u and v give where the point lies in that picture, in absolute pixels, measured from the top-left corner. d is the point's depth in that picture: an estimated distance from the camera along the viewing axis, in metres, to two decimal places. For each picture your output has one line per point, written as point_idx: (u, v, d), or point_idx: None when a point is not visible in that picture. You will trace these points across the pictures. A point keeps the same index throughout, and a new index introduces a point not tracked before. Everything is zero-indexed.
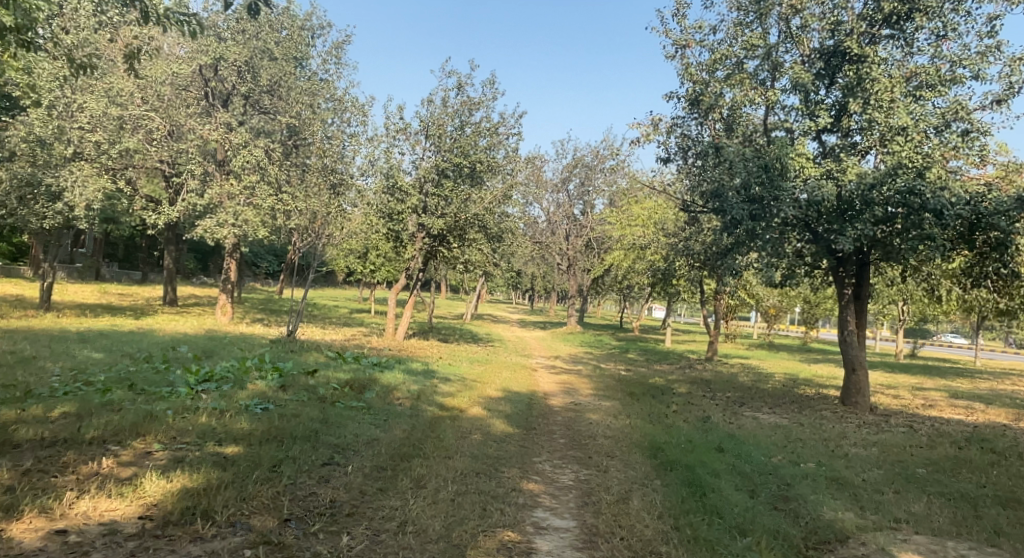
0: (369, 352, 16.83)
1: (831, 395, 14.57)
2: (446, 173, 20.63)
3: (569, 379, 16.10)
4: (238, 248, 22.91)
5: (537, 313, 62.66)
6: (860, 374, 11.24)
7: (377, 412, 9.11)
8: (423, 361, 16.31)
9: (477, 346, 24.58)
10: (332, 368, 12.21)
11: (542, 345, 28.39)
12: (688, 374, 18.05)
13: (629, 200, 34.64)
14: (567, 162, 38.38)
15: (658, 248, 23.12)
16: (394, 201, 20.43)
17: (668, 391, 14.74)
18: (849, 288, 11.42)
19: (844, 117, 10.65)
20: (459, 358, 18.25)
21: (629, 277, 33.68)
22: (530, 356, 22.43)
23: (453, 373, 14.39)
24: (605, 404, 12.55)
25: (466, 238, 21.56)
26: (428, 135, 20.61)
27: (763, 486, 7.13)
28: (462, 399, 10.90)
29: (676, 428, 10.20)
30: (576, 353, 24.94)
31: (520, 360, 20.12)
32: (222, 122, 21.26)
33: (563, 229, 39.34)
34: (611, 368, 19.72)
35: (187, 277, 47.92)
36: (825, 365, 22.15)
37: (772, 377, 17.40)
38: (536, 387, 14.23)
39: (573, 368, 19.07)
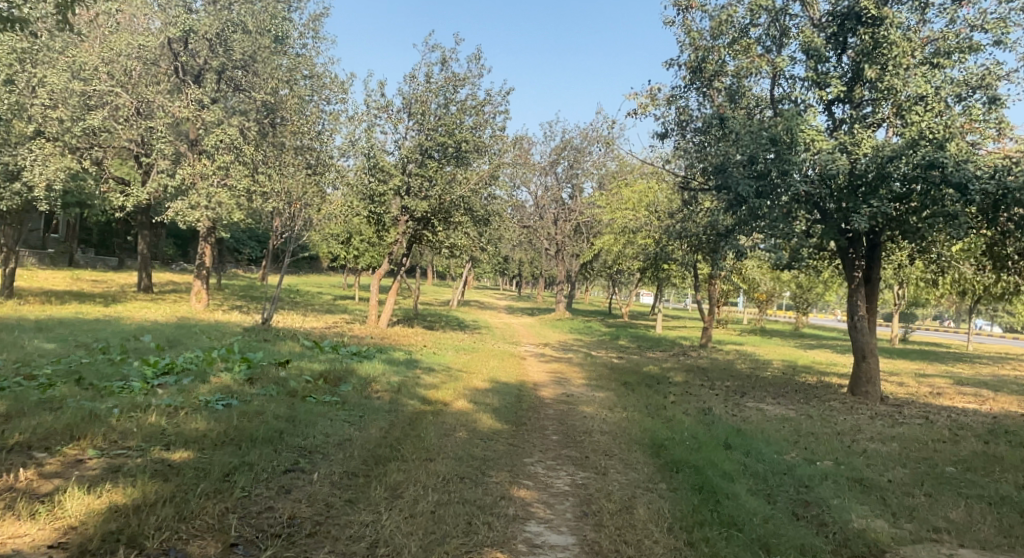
0: (349, 340, 15.98)
1: (833, 383, 13.95)
2: (430, 153, 19.72)
3: (559, 368, 15.35)
4: (212, 232, 21.89)
5: (525, 299, 61.97)
6: (870, 361, 10.60)
7: (352, 407, 8.30)
8: (407, 349, 15.51)
9: (463, 333, 23.81)
10: (307, 358, 11.37)
11: (530, 332, 27.67)
12: (683, 362, 17.40)
13: (618, 183, 33.87)
14: (556, 144, 37.48)
15: (650, 231, 22.40)
16: (375, 183, 19.49)
17: (664, 381, 14.03)
18: (860, 272, 10.74)
19: (857, 87, 9.92)
20: (444, 346, 17.46)
21: (619, 262, 32.97)
22: (519, 343, 21.69)
23: (437, 362, 13.61)
24: (599, 395, 11.84)
25: (451, 222, 20.71)
26: (411, 113, 19.68)
27: (780, 489, 6.42)
28: (446, 392, 10.12)
29: (678, 421, 9.50)
30: (565, 340, 24.23)
31: (509, 348, 19.37)
32: (194, 98, 20.18)
33: (552, 213, 38.53)
34: (602, 356, 19.01)
35: (165, 263, 46.67)
36: (820, 351, 21.63)
37: (769, 364, 16.76)
38: (525, 376, 13.48)
39: (564, 356, 18.35)
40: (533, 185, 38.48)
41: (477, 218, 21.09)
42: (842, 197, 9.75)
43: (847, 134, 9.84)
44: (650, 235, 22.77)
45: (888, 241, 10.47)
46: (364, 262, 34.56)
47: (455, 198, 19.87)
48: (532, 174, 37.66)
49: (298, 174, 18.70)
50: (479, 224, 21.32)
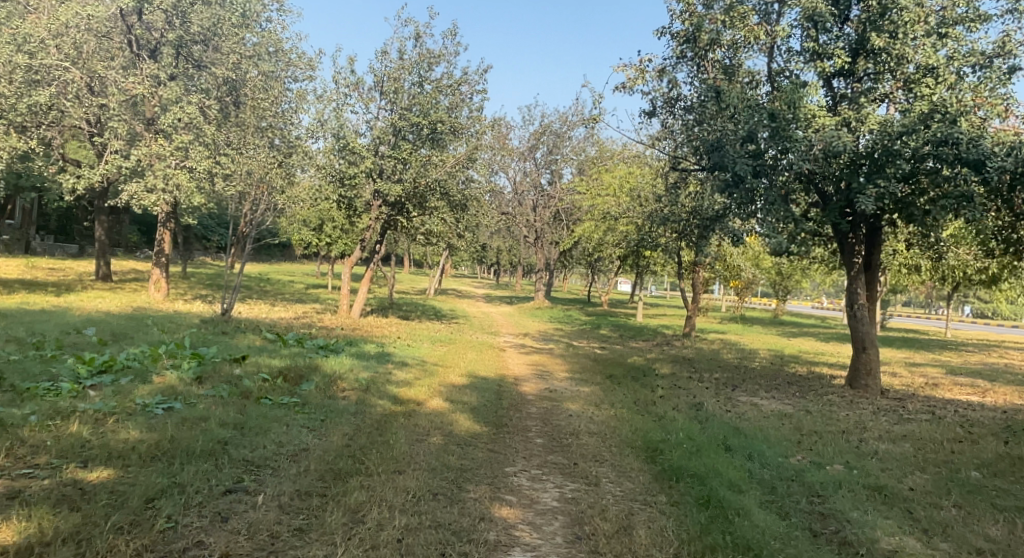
0: (318, 332, 15.06)
1: (825, 374, 13.38)
2: (404, 134, 18.71)
3: (540, 360, 14.59)
4: (172, 217, 20.66)
5: (503, 287, 61.17)
6: (871, 353, 10.00)
7: (312, 409, 7.44)
8: (379, 341, 14.62)
9: (440, 323, 22.95)
10: (268, 353, 10.44)
11: (509, 321, 26.88)
12: (668, 352, 16.75)
13: (599, 169, 33.14)
14: (534, 129, 36.60)
15: (634, 217, 21.70)
16: (346, 165, 18.46)
17: (651, 373, 13.34)
18: (860, 258, 10.12)
19: (861, 58, 9.23)
20: (419, 337, 16.60)
21: (599, 249, 32.30)
22: (497, 333, 20.91)
23: (411, 355, 12.77)
24: (583, 389, 11.11)
25: (427, 206, 19.78)
26: (384, 91, 18.66)
27: (793, 501, 5.72)
28: (419, 389, 9.27)
29: (670, 419, 8.80)
30: (546, 330, 23.52)
31: (487, 338, 18.58)
32: (149, 74, 18.91)
33: (530, 199, 37.71)
34: (585, 347, 18.30)
35: (130, 251, 44.96)
36: (805, 339, 21.18)
37: (757, 355, 16.18)
38: (504, 370, 12.70)
39: (545, 347, 17.59)
40: (511, 171, 37.57)
41: (453, 203, 20.16)
42: (845, 176, 9.09)
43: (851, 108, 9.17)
44: (633, 222, 22.08)
45: (890, 224, 9.85)
46: (337, 249, 33.43)
47: (430, 182, 18.92)
48: (510, 160, 36.76)
49: (262, 154, 17.59)
50: (456, 209, 20.40)
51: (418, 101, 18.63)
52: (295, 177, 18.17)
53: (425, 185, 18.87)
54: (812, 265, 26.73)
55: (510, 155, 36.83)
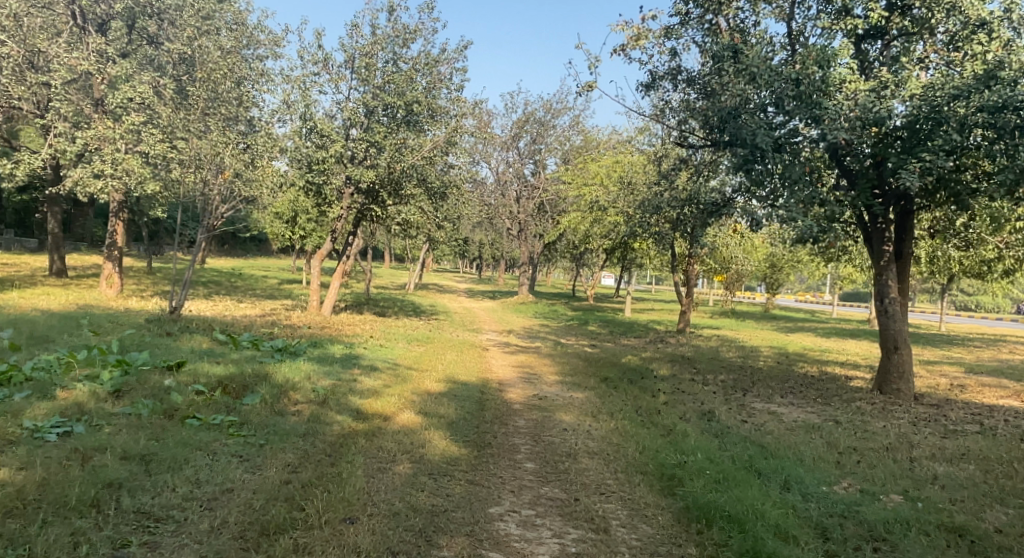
0: (281, 332, 13.60)
1: (838, 375, 12.24)
2: (377, 115, 17.24)
3: (528, 361, 13.25)
4: (125, 207, 18.96)
5: (486, 282, 59.73)
6: (904, 353, 8.82)
7: (252, 430, 6.06)
8: (349, 341, 13.19)
9: (418, 320, 21.51)
10: (213, 358, 9.00)
11: (492, 318, 25.57)
12: (664, 351, 15.50)
13: (585, 158, 31.83)
14: (518, 117, 35.20)
15: (624, 207, 20.43)
16: (314, 149, 16.92)
17: (649, 375, 12.08)
18: (890, 246, 8.94)
19: (900, 14, 8.06)
20: (394, 337, 15.19)
21: (586, 241, 31.03)
22: (479, 331, 19.54)
23: (382, 357, 11.38)
24: (577, 396, 9.81)
25: (403, 194, 18.30)
26: (357, 69, 17.17)
27: (858, 550, 4.49)
28: (388, 400, 7.92)
29: (681, 434, 7.57)
30: (531, 326, 22.21)
31: (470, 336, 17.18)
32: (96, 49, 17.22)
33: (514, 190, 36.30)
34: (574, 345, 17.01)
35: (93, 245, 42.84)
36: (802, 335, 20.14)
37: (761, 353, 14.98)
38: (487, 373, 11.37)
39: (531, 345, 16.25)
40: (494, 161, 36.12)
41: (432, 191, 18.73)
42: (879, 151, 7.92)
43: (886, 72, 8.00)
44: (624, 213, 20.80)
45: (925, 208, 8.70)
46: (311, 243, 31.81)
47: (406, 168, 17.44)
48: (493, 149, 35.32)
49: (221, 136, 16.02)
50: (435, 198, 18.98)
51: (393, 80, 17.17)
52: (258, 162, 16.63)
53: (401, 172, 17.40)
54: (808, 257, 25.67)
55: (493, 144, 35.36)
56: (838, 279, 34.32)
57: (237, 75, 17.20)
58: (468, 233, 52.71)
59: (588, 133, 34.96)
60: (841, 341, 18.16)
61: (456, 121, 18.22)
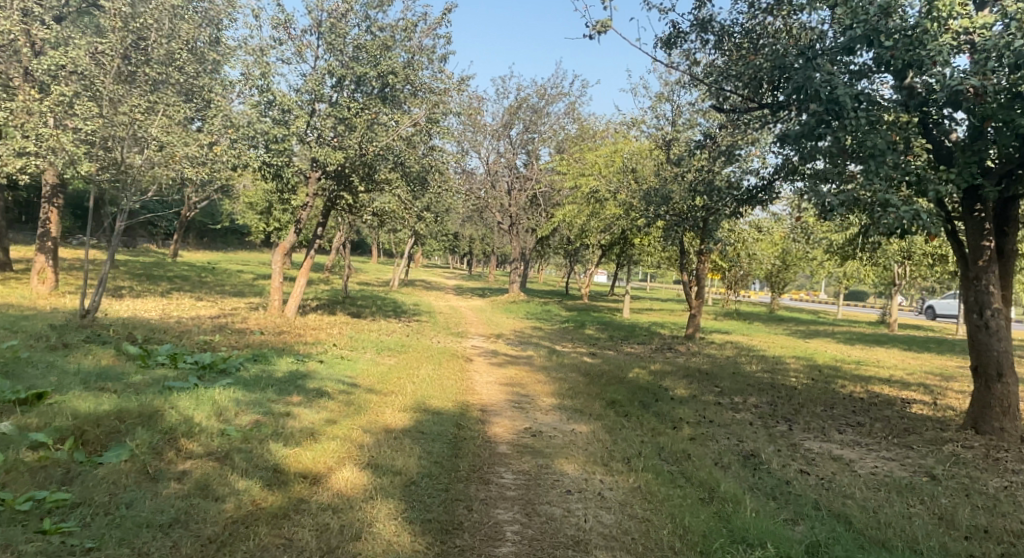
0: (224, 339, 11.39)
1: (891, 396, 10.19)
2: (345, 88, 14.97)
3: (517, 376, 11.12)
4: (61, 192, 16.60)
5: (475, 278, 57.52)
6: (1011, 381, 6.79)
7: (90, 517, 3.90)
8: (303, 353, 10.99)
9: (397, 322, 19.33)
10: (102, 383, 6.79)
11: (479, 318, 23.46)
12: (675, 362, 13.40)
13: (582, 147, 29.67)
14: (510, 104, 32.98)
15: (627, 197, 18.26)
16: (272, 126, 14.63)
17: (665, 397, 9.97)
18: (993, 241, 6.88)
19: None
20: (364, 345, 13.02)
21: (582, 236, 28.95)
22: (465, 335, 17.40)
23: (338, 375, 9.20)
24: (580, 430, 7.69)
25: (377, 179, 16.02)
26: (324, 35, 14.85)
27: None
28: (325, 447, 5.78)
29: (731, 498, 5.49)
30: (523, 329, 20.07)
31: (454, 342, 15.02)
32: (21, 7, 14.87)
33: (505, 181, 34.14)
34: (571, 353, 14.93)
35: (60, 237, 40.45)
36: (822, 341, 18.10)
37: (788, 366, 12.89)
38: (467, 395, 9.21)
39: (523, 354, 14.14)
40: (484, 150, 33.88)
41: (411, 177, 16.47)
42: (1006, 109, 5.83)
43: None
44: (627, 204, 18.62)
45: None
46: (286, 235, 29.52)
47: (380, 150, 15.12)
48: (484, 138, 33.09)
49: (164, 109, 13.77)
50: (414, 185, 16.71)
51: (365, 49, 14.90)
52: (207, 140, 14.34)
53: (373, 155, 15.11)
54: (823, 254, 23.64)
55: (483, 131, 33.11)
56: (846, 278, 32.39)
57: (186, 40, 14.90)
58: (457, 226, 50.53)
59: (583, 121, 32.80)
60: (870, 350, 16.13)
61: (439, 97, 15.92)
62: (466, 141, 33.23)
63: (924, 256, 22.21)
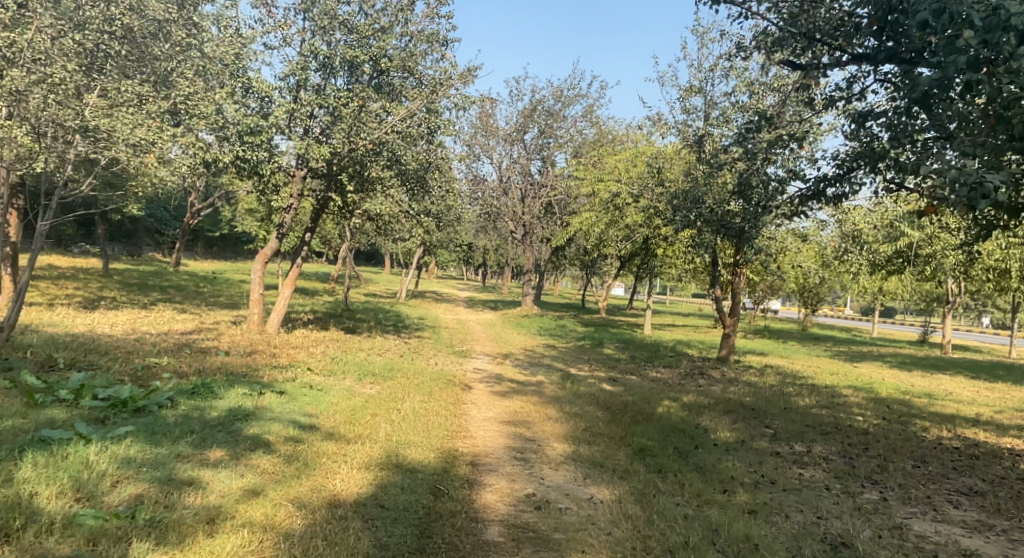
0: (175, 363, 9.59)
1: (993, 446, 8.06)
2: (333, 75, 13.20)
3: (523, 410, 9.17)
4: (21, 194, 14.88)
5: (489, 290, 55.73)
6: None
7: None
8: (263, 379, 9.15)
9: (393, 338, 17.45)
10: None
11: (487, 335, 21.53)
12: (711, 393, 11.40)
13: (601, 152, 27.71)
14: (524, 107, 31.18)
15: (650, 203, 16.21)
16: (246, 114, 12.67)
17: (706, 443, 7.95)
18: None
19: None
20: (347, 368, 11.19)
21: (600, 246, 27.03)
22: (468, 355, 15.52)
23: (294, 414, 7.28)
24: (600, 499, 5.71)
25: (368, 178, 14.18)
26: (310, 14, 13.12)
27: None
28: (221, 549, 3.86)
29: None
30: (533, 347, 18.13)
31: (453, 365, 13.14)
32: None
33: (517, 188, 32.29)
34: (589, 379, 12.95)
35: (62, 247, 39.38)
36: (874, 366, 15.91)
37: (846, 399, 10.83)
38: (457, 442, 7.25)
39: (531, 380, 12.20)
40: (496, 156, 32.10)
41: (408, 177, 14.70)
42: None
43: None
44: (651, 210, 16.59)
45: None
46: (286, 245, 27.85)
47: (371, 145, 13.29)
48: (497, 142, 31.27)
49: (126, 95, 12.06)
50: (413, 186, 14.91)
51: (355, 31, 13.20)
52: (173, 132, 12.56)
53: (364, 151, 13.29)
54: (866, 268, 21.43)
55: (495, 136, 31.34)
56: (886, 293, 29.96)
57: (154, 21, 13.20)
58: (469, 236, 48.82)
59: (602, 125, 30.89)
60: (934, 378, 13.91)
61: (440, 88, 14.17)
62: (478, 145, 31.47)
63: (983, 270, 19.93)
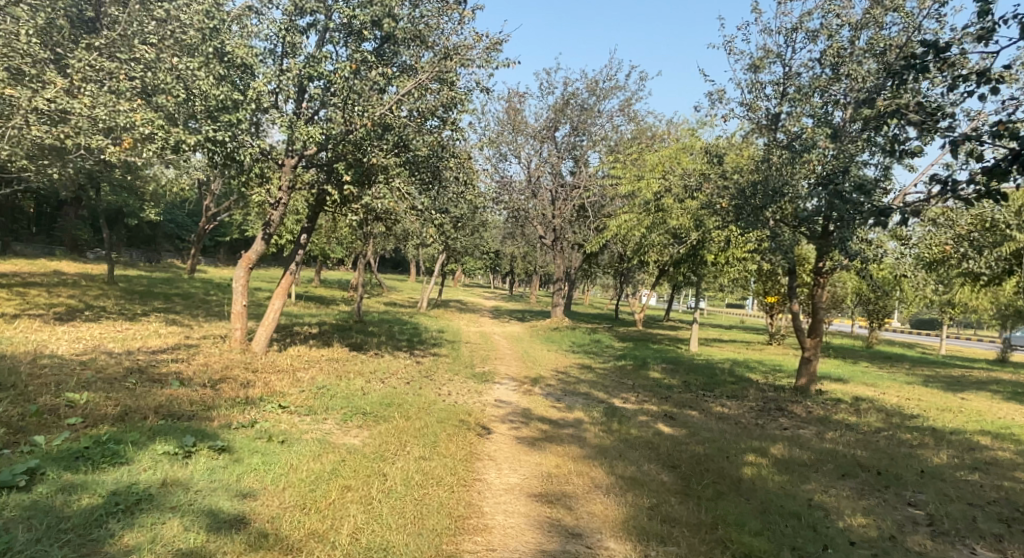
0: (100, 399, 7.26)
1: None
2: (328, 41, 10.86)
3: (559, 474, 6.63)
4: None
5: (517, 299, 53.40)
6: None
7: None
8: (207, 427, 6.77)
9: (404, 358, 15.07)
10: None
11: (513, 351, 19.03)
12: (804, 442, 8.67)
13: (640, 150, 25.08)
14: (555, 102, 28.70)
15: (709, 199, 13.43)
16: (216, 85, 10.20)
17: (835, 540, 5.31)
18: None
19: None
20: (334, 402, 8.78)
21: (640, 252, 24.36)
22: (489, 380, 13.01)
23: (220, 495, 4.87)
24: None
25: (370, 168, 11.53)
26: None
27: None
28: None
29: None
30: (567, 369, 15.55)
31: (469, 396, 10.65)
32: None
33: (548, 190, 29.79)
34: (639, 415, 10.33)
35: (77, 253, 38.05)
36: (986, 399, 12.96)
37: (994, 455, 8.02)
38: (460, 545, 4.75)
39: (567, 418, 9.64)
40: (524, 154, 29.65)
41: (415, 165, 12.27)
42: None
43: None
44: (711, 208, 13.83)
45: None
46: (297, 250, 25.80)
47: (374, 125, 10.96)
48: (526, 139, 28.82)
49: None
50: (423, 178, 12.47)
51: None
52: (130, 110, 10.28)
53: (364, 134, 10.94)
54: (955, 278, 18.39)
55: (524, 133, 28.90)
56: (959, 305, 26.71)
57: None
58: (497, 242, 46.46)
59: (640, 121, 28.26)
60: None
61: (456, 57, 11.70)
62: (505, 143, 29.07)
63: None
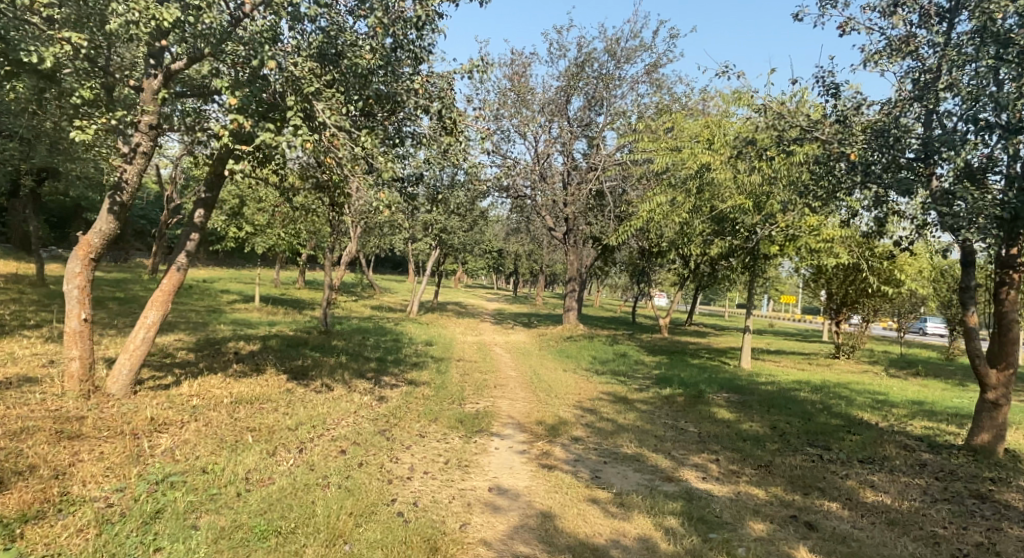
0: None
1: None
2: None
3: None
4: None
5: (522, 301, 48.73)
6: None
7: None
8: None
9: (361, 391, 10.48)
10: None
11: (519, 373, 14.42)
12: None
13: (673, 119, 20.48)
14: (568, 69, 24.07)
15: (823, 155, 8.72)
16: None
17: None
18: None
19: None
20: (145, 532, 4.18)
21: (674, 246, 19.82)
22: (482, 434, 8.44)
23: None
24: None
25: (279, 89, 6.85)
26: None
27: None
28: None
29: None
30: (595, 404, 10.95)
31: (444, 483, 6.09)
32: None
33: (559, 173, 25.16)
34: (750, 520, 5.73)
35: (26, 251, 33.50)
36: None
37: None
38: None
39: (625, 539, 5.05)
40: (531, 132, 24.98)
41: (356, 86, 7.58)
42: None
43: None
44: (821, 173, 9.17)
45: None
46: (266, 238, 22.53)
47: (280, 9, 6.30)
48: (533, 112, 24.19)
49: None
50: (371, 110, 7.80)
51: None
52: None
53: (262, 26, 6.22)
54: None
55: (530, 105, 24.30)
56: None
57: None
58: (498, 238, 41.86)
59: (670, 89, 23.64)
60: None
61: None
62: (508, 118, 24.45)
63: None
